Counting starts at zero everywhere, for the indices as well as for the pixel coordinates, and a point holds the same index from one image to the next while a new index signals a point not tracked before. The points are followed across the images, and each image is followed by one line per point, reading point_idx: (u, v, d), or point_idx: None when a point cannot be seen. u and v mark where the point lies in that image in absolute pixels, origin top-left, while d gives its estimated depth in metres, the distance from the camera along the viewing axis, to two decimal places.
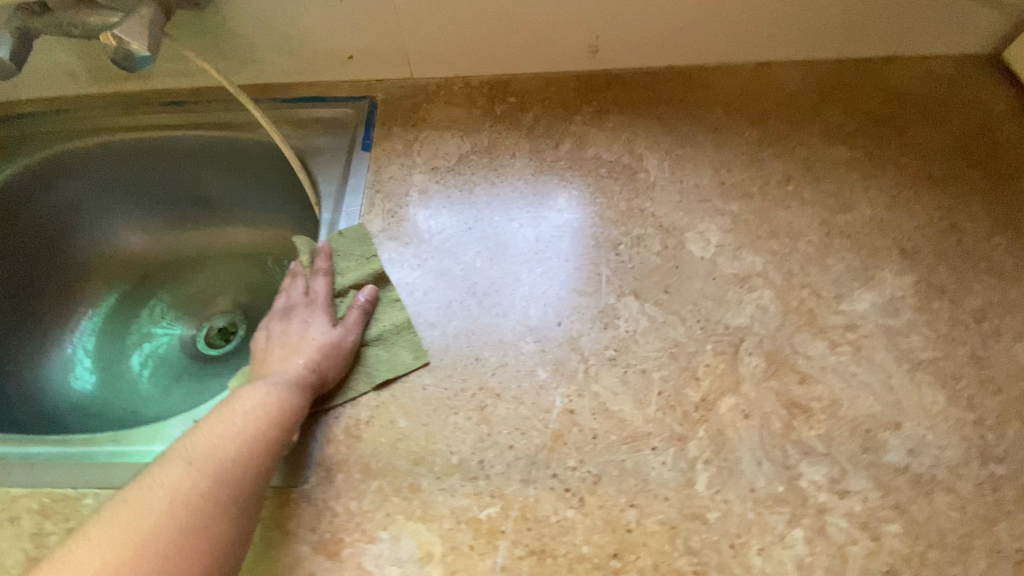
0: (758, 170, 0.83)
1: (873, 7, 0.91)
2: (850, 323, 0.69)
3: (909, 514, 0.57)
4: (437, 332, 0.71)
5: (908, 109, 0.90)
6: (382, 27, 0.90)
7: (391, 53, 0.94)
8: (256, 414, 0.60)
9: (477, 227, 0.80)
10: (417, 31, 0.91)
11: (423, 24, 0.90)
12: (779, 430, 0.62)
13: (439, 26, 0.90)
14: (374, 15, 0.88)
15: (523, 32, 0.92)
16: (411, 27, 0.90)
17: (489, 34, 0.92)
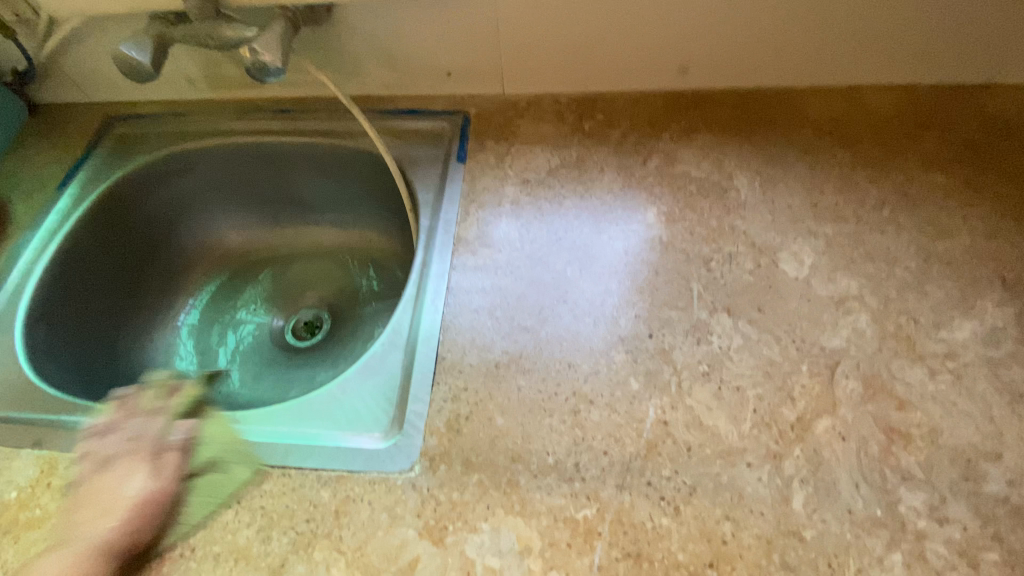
0: (852, 192, 0.83)
1: (975, 35, 0.90)
2: (951, 351, 0.68)
3: (1008, 543, 0.58)
4: (531, 338, 0.74)
5: (1005, 139, 0.89)
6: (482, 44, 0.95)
7: (487, 70, 0.98)
8: (127, 498, 0.61)
9: (567, 239, 0.83)
10: (515, 49, 0.95)
11: (521, 44, 0.94)
12: (877, 455, 0.62)
13: (536, 44, 0.94)
14: (476, 33, 0.93)
15: (616, 51, 0.95)
16: (510, 46, 0.95)
17: (583, 53, 0.96)
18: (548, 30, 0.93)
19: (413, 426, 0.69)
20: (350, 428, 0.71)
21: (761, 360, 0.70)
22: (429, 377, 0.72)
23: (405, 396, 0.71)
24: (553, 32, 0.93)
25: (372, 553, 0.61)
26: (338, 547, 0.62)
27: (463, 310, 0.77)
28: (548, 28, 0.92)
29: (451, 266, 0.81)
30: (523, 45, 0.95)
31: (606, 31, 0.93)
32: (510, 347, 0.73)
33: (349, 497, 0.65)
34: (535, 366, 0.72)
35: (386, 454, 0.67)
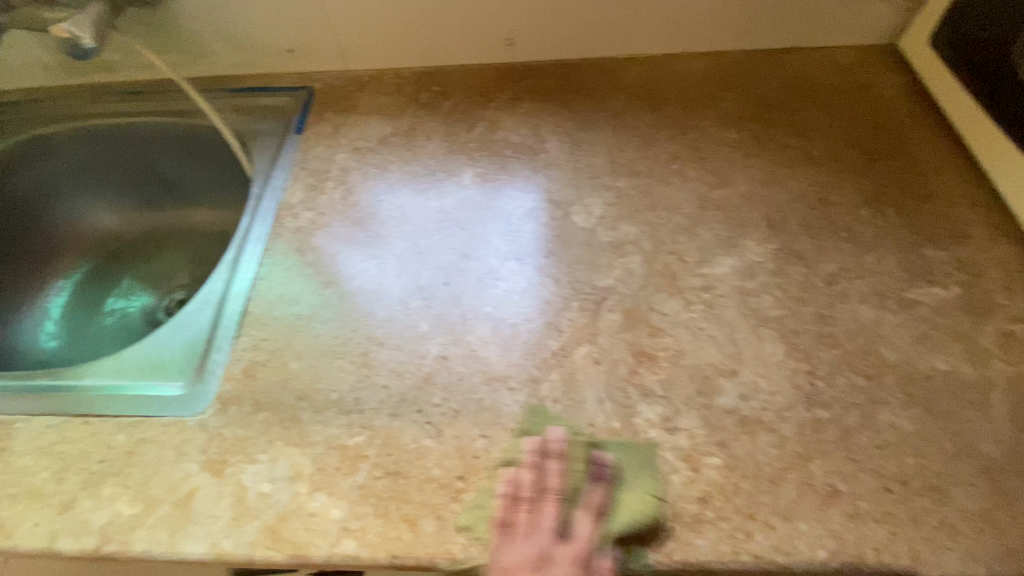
0: (649, 151, 0.90)
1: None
2: (708, 285, 0.75)
3: (730, 449, 0.63)
4: (335, 290, 0.79)
5: (801, 95, 0.95)
6: (317, 22, 1.00)
7: (328, 47, 1.03)
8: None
9: (385, 201, 0.87)
10: (350, 27, 1.00)
11: (351, 21, 1.00)
12: (624, 374, 0.69)
13: (366, 21, 0.99)
14: (306, 12, 0.98)
15: (444, 26, 1.00)
16: (344, 24, 1.00)
17: (414, 27, 1.01)
18: (375, 7, 0.98)
19: (213, 373, 0.73)
20: (157, 378, 0.75)
21: (542, 300, 0.77)
22: (234, 328, 0.77)
23: (210, 347, 0.76)
24: (381, 8, 0.98)
25: (156, 486, 0.66)
26: (125, 483, 0.66)
27: (276, 268, 0.81)
28: (376, 5, 0.97)
29: (271, 229, 0.86)
30: (357, 24, 1.00)
31: (430, 7, 0.98)
32: (313, 300, 0.78)
33: (143, 439, 0.69)
34: (334, 315, 0.76)
35: (184, 399, 0.72)
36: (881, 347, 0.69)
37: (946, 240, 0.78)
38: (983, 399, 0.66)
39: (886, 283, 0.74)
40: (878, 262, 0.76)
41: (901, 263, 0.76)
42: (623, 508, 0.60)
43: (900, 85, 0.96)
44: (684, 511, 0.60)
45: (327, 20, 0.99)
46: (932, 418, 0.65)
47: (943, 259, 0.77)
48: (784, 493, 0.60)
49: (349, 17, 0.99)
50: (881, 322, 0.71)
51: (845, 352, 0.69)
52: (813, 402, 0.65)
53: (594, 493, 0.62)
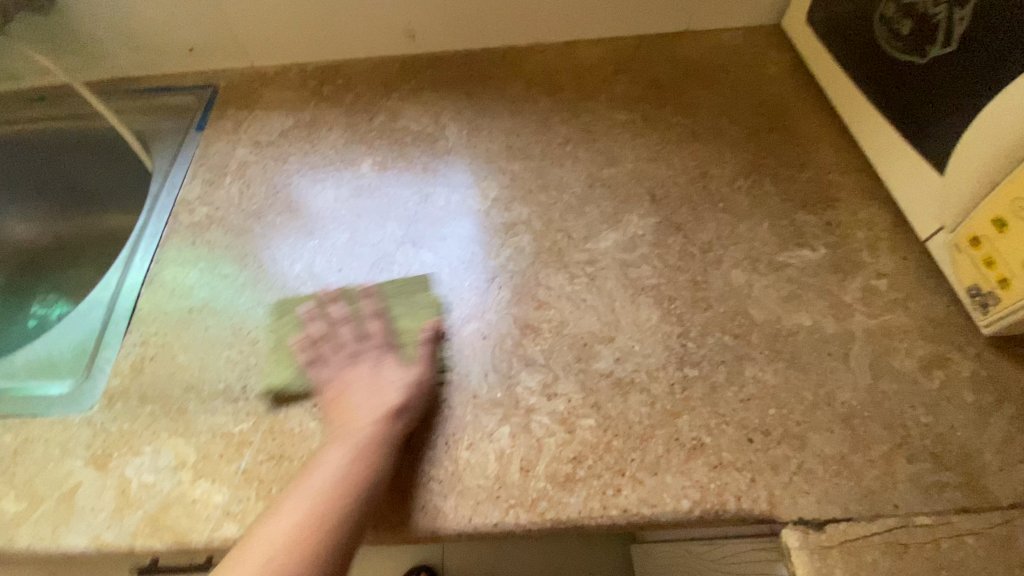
0: (544, 134, 0.93)
1: None
2: (591, 259, 0.78)
3: (604, 410, 0.65)
4: (228, 282, 0.80)
5: (690, 76, 0.99)
6: (214, 20, 1.00)
7: (230, 45, 1.04)
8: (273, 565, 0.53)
9: (280, 195, 0.88)
10: (249, 24, 1.01)
11: (250, 18, 1.00)
12: (509, 347, 0.71)
13: (265, 18, 1.00)
14: (201, 10, 0.98)
15: (343, 20, 1.01)
16: (243, 21, 1.00)
17: (314, 22, 1.01)
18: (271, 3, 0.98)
19: (102, 369, 0.73)
20: (44, 378, 0.74)
21: (434, 281, 0.78)
22: (124, 324, 0.77)
23: (101, 344, 0.76)
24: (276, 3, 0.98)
25: (38, 483, 0.65)
26: (8, 482, 0.65)
27: (170, 264, 0.82)
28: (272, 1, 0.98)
29: (166, 225, 0.86)
30: (256, 20, 1.00)
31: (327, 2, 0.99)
32: (206, 292, 0.79)
33: (27, 438, 0.68)
34: (224, 306, 0.77)
35: (71, 397, 0.71)
36: (749, 308, 0.73)
37: (818, 205, 0.82)
38: (845, 350, 0.69)
39: (758, 247, 0.78)
40: (752, 229, 0.80)
41: (773, 228, 0.80)
42: (501, 474, 0.62)
43: (781, 64, 1.01)
44: (558, 472, 0.62)
45: (224, 17, 0.99)
46: (796, 370, 0.68)
47: (813, 222, 0.80)
48: (652, 448, 0.63)
49: (246, 12, 0.99)
50: (751, 285, 0.74)
51: (716, 314, 0.72)
52: (684, 362, 0.68)
53: (473, 461, 0.63)
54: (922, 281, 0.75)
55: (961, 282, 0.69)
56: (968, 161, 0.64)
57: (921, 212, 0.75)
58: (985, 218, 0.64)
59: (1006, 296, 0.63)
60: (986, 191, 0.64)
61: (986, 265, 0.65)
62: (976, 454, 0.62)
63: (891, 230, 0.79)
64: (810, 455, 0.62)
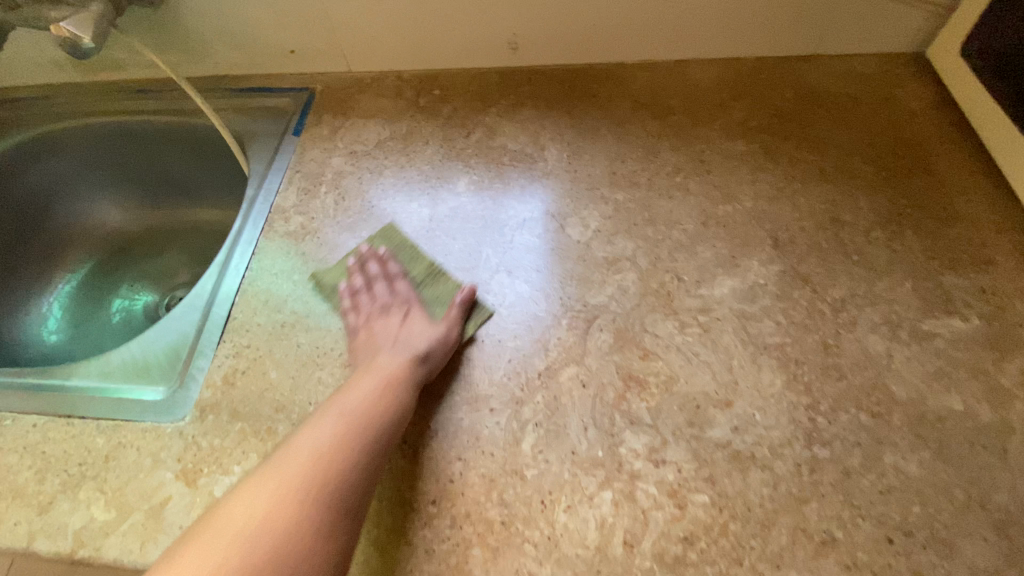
0: (652, 161, 0.87)
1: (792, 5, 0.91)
2: (705, 307, 0.72)
3: (719, 486, 0.59)
4: (321, 298, 0.78)
5: (816, 106, 0.90)
6: (320, 23, 0.98)
7: (331, 49, 1.02)
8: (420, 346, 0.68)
9: (371, 210, 0.86)
10: (353, 28, 0.99)
11: (354, 24, 0.98)
12: (611, 400, 0.65)
13: (367, 24, 0.98)
14: (306, 14, 0.97)
15: (446, 28, 0.98)
16: (348, 24, 0.98)
17: (417, 30, 0.98)
18: (378, 8, 0.95)
19: (195, 379, 0.73)
20: (139, 381, 0.74)
21: (530, 316, 0.74)
22: (218, 334, 0.76)
23: (195, 352, 0.75)
24: (383, 9, 0.95)
25: (129, 493, 0.65)
26: (100, 488, 0.65)
27: (264, 274, 0.81)
28: (378, 5, 0.95)
29: (261, 232, 0.85)
30: (361, 24, 0.98)
31: (433, 10, 0.95)
32: (297, 307, 0.77)
33: (120, 444, 0.68)
34: (314, 323, 0.75)
35: (164, 405, 0.71)
36: (888, 382, 0.64)
37: (969, 266, 0.72)
38: (1004, 444, 0.60)
39: (898, 311, 0.69)
40: (891, 289, 0.71)
41: (916, 290, 0.71)
42: (603, 544, 0.57)
43: (923, 99, 0.90)
44: (666, 552, 0.56)
45: (330, 20, 0.98)
46: (944, 463, 0.60)
47: (963, 286, 0.71)
48: (774, 537, 0.56)
49: (351, 16, 0.97)
50: (890, 355, 0.66)
51: (850, 386, 0.64)
52: (812, 439, 0.61)
53: (572, 526, 0.58)
54: None
55: None
56: None
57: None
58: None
59: None
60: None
61: None
62: None
63: None
64: (962, 567, 0.54)
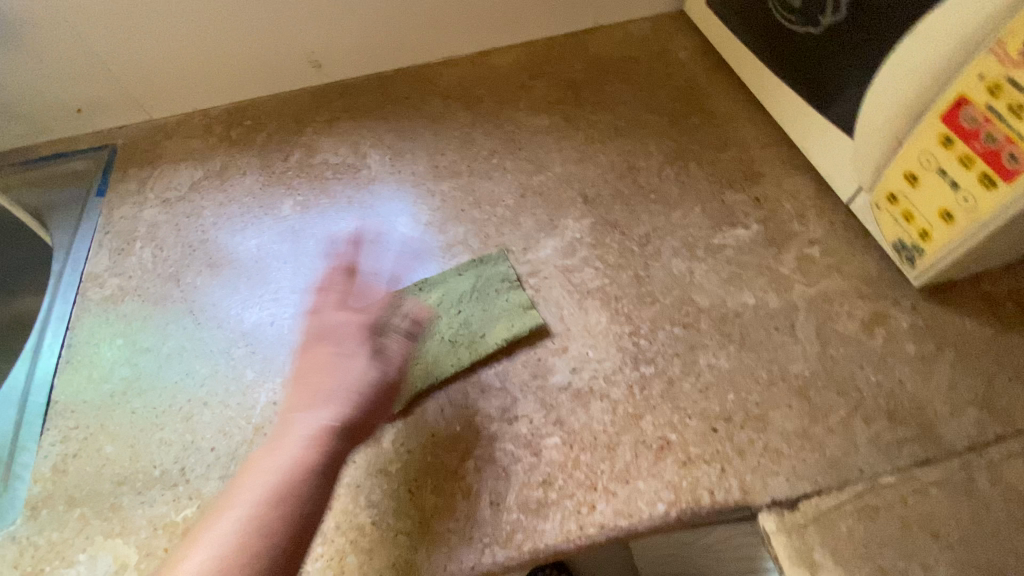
0: (467, 149, 0.91)
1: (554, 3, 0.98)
2: (534, 270, 0.77)
3: (567, 424, 0.64)
4: (152, 356, 0.74)
5: (603, 74, 0.98)
6: (113, 47, 0.90)
7: (127, 84, 0.95)
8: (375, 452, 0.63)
9: (198, 304, 0.77)
10: (174, 56, 0.92)
11: (159, 63, 0.93)
12: (462, 376, 0.69)
13: (167, 63, 0.93)
14: (102, 64, 0.91)
15: (250, 38, 0.92)
16: (181, 77, 0.95)
17: (234, 57, 0.94)
18: (184, 18, 0.88)
19: (21, 477, 0.68)
20: None
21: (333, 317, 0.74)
22: (40, 424, 0.71)
23: (17, 449, 0.70)
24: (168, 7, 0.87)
25: None
26: None
27: (84, 347, 0.76)
28: (164, 2, 0.86)
29: (74, 305, 0.80)
30: (180, 49, 0.91)
31: (243, 13, 0.89)
32: (211, 414, 0.68)
33: None
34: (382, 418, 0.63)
35: None
36: (694, 295, 0.73)
37: (745, 183, 0.82)
38: (790, 322, 0.70)
39: (693, 233, 0.78)
40: (686, 215, 0.80)
41: (704, 211, 0.80)
42: (471, 498, 0.60)
43: (690, 47, 0.99)
44: (529, 499, 0.60)
45: (107, 33, 0.88)
46: (746, 350, 0.68)
47: (742, 200, 0.80)
48: (620, 456, 0.62)
49: (130, 27, 0.88)
50: (692, 272, 0.75)
51: (661, 307, 0.72)
52: (638, 360, 0.69)
53: (440, 504, 0.60)
54: (852, 241, 0.75)
55: (886, 237, 0.70)
56: (947, 229, 0.62)
57: (949, 15, 0.54)
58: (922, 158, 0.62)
59: (930, 246, 0.65)
60: (911, 122, 0.62)
61: (906, 219, 0.66)
62: (927, 403, 0.63)
63: (819, 194, 0.80)
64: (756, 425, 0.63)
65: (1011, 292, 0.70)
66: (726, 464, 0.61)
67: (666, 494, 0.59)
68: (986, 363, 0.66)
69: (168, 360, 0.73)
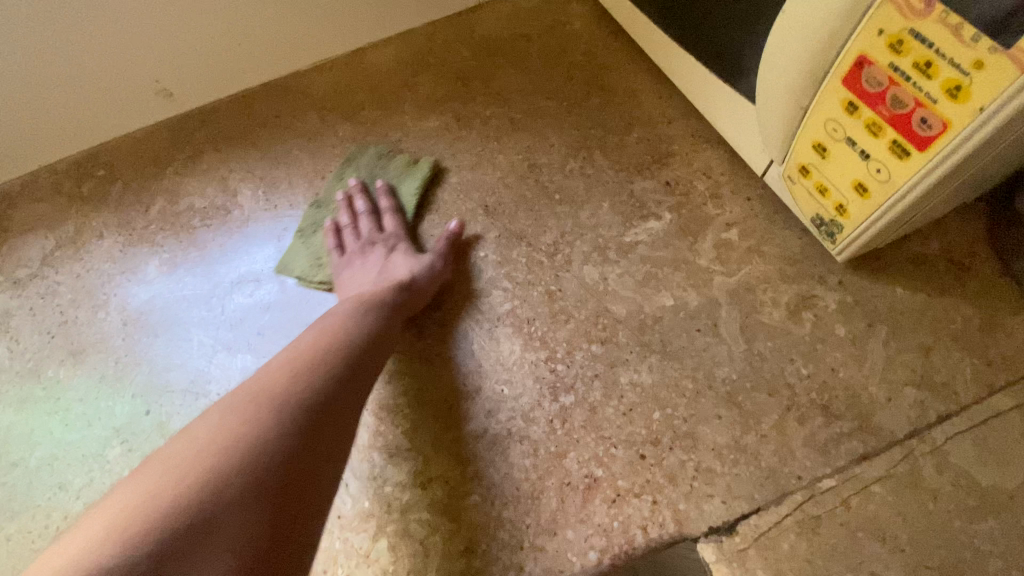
0: (351, 169, 0.81)
1: None
2: (436, 302, 0.69)
3: (485, 478, 0.58)
4: (19, 471, 0.66)
5: (493, 58, 0.87)
6: None
7: None
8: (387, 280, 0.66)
9: (64, 402, 0.68)
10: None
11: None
12: (365, 441, 0.61)
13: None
14: None
15: (77, 76, 0.76)
16: (11, 138, 0.80)
17: (69, 106, 0.79)
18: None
19: None
20: None
21: (217, 394, 0.66)
22: None
23: None
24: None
25: None
26: None
27: None
28: None
29: None
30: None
31: (62, 52, 0.73)
32: None
33: None
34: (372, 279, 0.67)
35: None
36: (610, 305, 0.67)
37: (653, 166, 0.75)
38: (714, 321, 0.64)
39: (604, 233, 0.71)
40: (594, 213, 0.73)
41: (614, 206, 0.73)
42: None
43: (585, 12, 0.89)
44: (452, 573, 0.55)
45: None
46: (670, 361, 0.62)
47: (652, 186, 0.73)
48: (545, 506, 0.57)
49: None
50: (606, 279, 0.68)
51: (577, 324, 0.66)
52: (557, 390, 0.62)
53: None
54: (771, 217, 0.69)
55: (803, 212, 0.64)
56: (863, 203, 0.57)
57: None
58: (830, 128, 0.55)
59: (848, 221, 0.59)
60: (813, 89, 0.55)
61: (821, 194, 0.60)
62: (862, 391, 0.59)
63: (732, 168, 0.73)
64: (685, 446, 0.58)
65: (938, 251, 0.65)
66: (654, 498, 0.56)
67: (594, 540, 0.55)
68: (920, 335, 0.61)
69: (39, 474, 0.65)
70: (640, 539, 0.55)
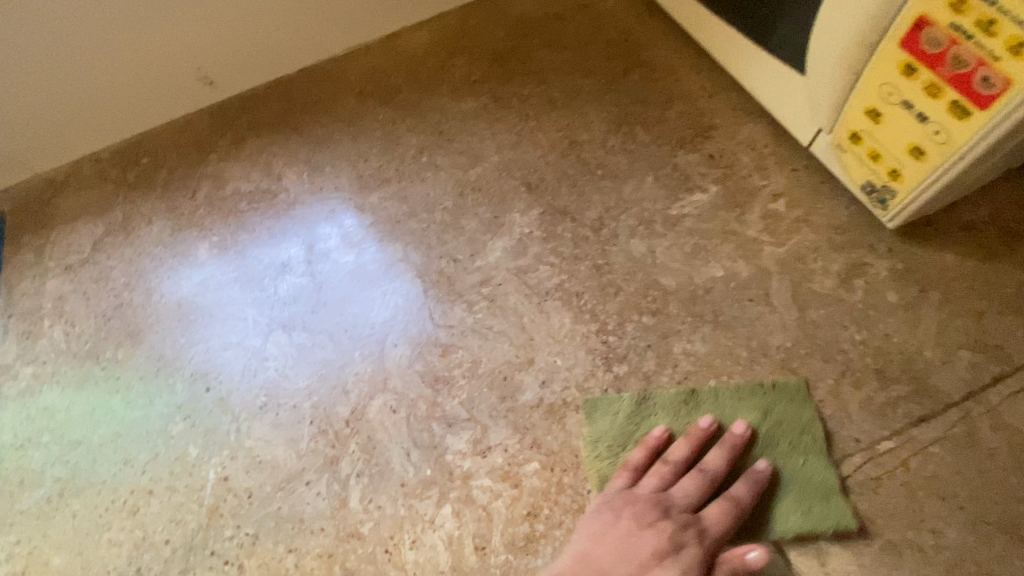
0: (392, 150, 0.81)
1: None
2: (485, 278, 0.70)
3: (544, 446, 0.60)
4: (84, 448, 0.67)
5: (529, 38, 0.87)
6: None
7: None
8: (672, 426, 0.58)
9: (124, 380, 0.70)
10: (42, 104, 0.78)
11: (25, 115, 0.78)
12: (424, 413, 0.63)
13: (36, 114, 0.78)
14: None
15: (125, 62, 0.78)
16: (57, 125, 0.81)
17: (113, 92, 0.80)
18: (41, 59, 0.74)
19: None
20: None
21: (274, 370, 0.68)
22: None
23: None
24: (20, 44, 0.72)
25: None
26: None
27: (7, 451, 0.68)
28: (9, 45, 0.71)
29: None
30: (47, 95, 0.77)
31: (110, 36, 0.75)
32: (159, 503, 0.63)
33: None
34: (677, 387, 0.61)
35: None
36: (659, 277, 0.67)
37: (695, 139, 0.75)
38: (764, 291, 0.65)
39: (649, 208, 0.72)
40: (638, 188, 0.73)
41: (658, 180, 0.73)
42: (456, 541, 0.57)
43: None
44: (516, 536, 0.57)
45: None
46: (722, 330, 0.63)
47: (696, 160, 0.74)
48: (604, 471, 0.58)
49: None
50: (654, 252, 0.69)
51: (627, 296, 0.67)
52: (610, 360, 0.63)
53: (422, 559, 0.57)
54: (816, 187, 0.70)
55: (852, 179, 0.64)
56: (919, 164, 0.57)
57: None
58: (884, 89, 0.55)
59: (902, 184, 0.59)
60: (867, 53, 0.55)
61: (873, 159, 0.60)
62: (916, 355, 0.60)
63: (775, 140, 0.73)
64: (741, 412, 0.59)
65: (988, 216, 0.65)
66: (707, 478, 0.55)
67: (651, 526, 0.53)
68: (972, 299, 0.62)
69: (103, 451, 0.67)
70: (717, 535, 0.52)
